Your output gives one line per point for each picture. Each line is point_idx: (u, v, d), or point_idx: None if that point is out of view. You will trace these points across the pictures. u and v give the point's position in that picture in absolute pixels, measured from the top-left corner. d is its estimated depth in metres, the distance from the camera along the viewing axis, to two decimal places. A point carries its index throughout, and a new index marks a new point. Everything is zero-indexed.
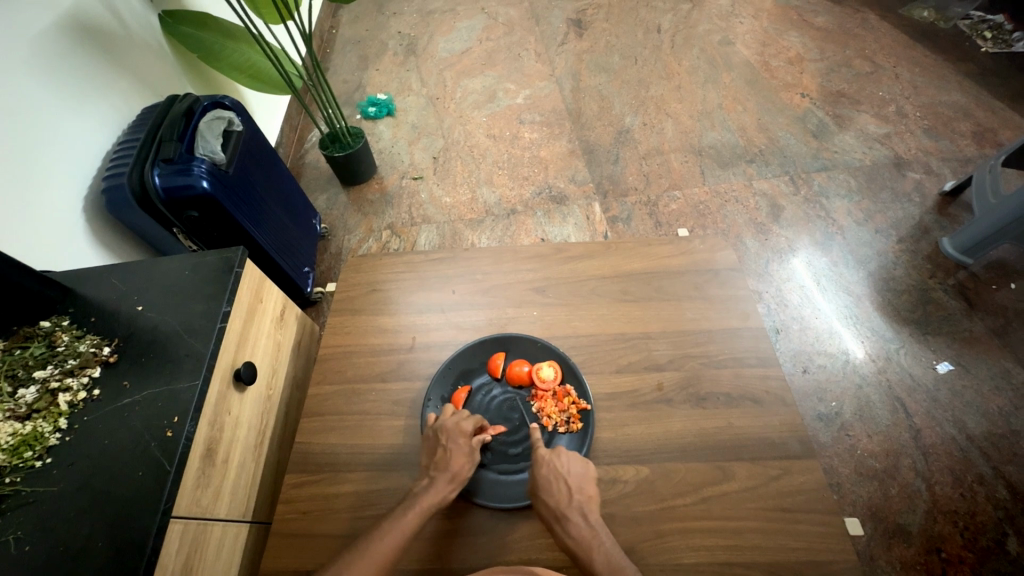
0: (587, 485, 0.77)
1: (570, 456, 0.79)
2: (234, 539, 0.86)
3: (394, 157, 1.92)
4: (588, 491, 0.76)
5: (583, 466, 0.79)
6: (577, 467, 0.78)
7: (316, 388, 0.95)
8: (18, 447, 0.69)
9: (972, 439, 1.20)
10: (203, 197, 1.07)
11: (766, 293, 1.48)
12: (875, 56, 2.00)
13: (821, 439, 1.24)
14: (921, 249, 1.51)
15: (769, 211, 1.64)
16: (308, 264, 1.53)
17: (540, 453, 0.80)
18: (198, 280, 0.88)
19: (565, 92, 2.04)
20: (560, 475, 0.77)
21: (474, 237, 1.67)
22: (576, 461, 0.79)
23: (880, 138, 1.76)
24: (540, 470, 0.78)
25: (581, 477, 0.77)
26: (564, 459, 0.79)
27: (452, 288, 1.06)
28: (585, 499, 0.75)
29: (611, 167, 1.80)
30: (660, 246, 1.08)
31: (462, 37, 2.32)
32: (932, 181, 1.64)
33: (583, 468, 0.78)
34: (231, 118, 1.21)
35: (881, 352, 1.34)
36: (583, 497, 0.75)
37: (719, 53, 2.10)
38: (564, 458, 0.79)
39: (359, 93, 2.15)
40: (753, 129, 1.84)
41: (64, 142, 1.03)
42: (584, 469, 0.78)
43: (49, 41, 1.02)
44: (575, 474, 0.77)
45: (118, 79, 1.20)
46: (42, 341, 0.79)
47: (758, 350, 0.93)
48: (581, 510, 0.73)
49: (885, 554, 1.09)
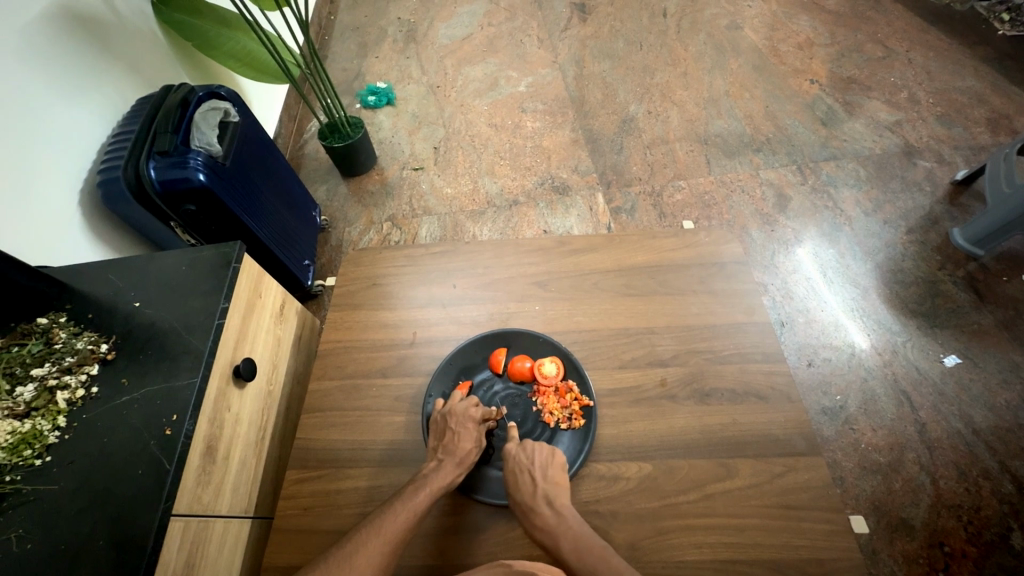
0: (553, 471, 0.77)
1: (534, 446, 0.80)
2: (235, 536, 0.86)
3: (393, 148, 1.89)
4: (554, 477, 0.76)
5: (548, 453, 0.79)
6: (541, 454, 0.79)
7: (316, 384, 0.94)
8: (17, 445, 0.68)
9: (977, 433, 1.19)
10: (200, 189, 1.05)
11: (771, 285, 1.46)
12: (887, 41, 1.95)
13: (825, 433, 1.23)
14: (931, 240, 1.48)
15: (775, 201, 1.62)
16: (308, 257, 1.52)
17: (507, 447, 0.81)
18: (196, 276, 0.87)
19: (567, 80, 1.99)
20: (525, 466, 0.77)
21: (476, 229, 1.66)
22: (541, 449, 0.79)
23: (891, 126, 1.72)
24: (507, 466, 0.78)
25: (546, 464, 0.78)
26: (529, 450, 0.79)
27: (452, 283, 1.04)
28: (551, 485, 0.75)
29: (615, 156, 1.77)
30: (665, 239, 1.06)
31: (463, 22, 2.28)
32: (944, 170, 1.61)
33: (548, 455, 0.78)
34: (227, 108, 1.19)
35: (887, 345, 1.33)
36: (549, 484, 0.75)
37: (727, 38, 2.05)
38: (528, 449, 0.80)
39: (358, 81, 2.12)
40: (760, 117, 1.80)
41: (58, 136, 1.02)
42: (550, 456, 0.79)
43: (39, 30, 1.00)
44: (539, 462, 0.78)
45: (110, 68, 1.18)
46: (40, 338, 0.78)
47: (764, 345, 0.91)
48: (547, 498, 0.73)
49: (887, 549, 1.09)
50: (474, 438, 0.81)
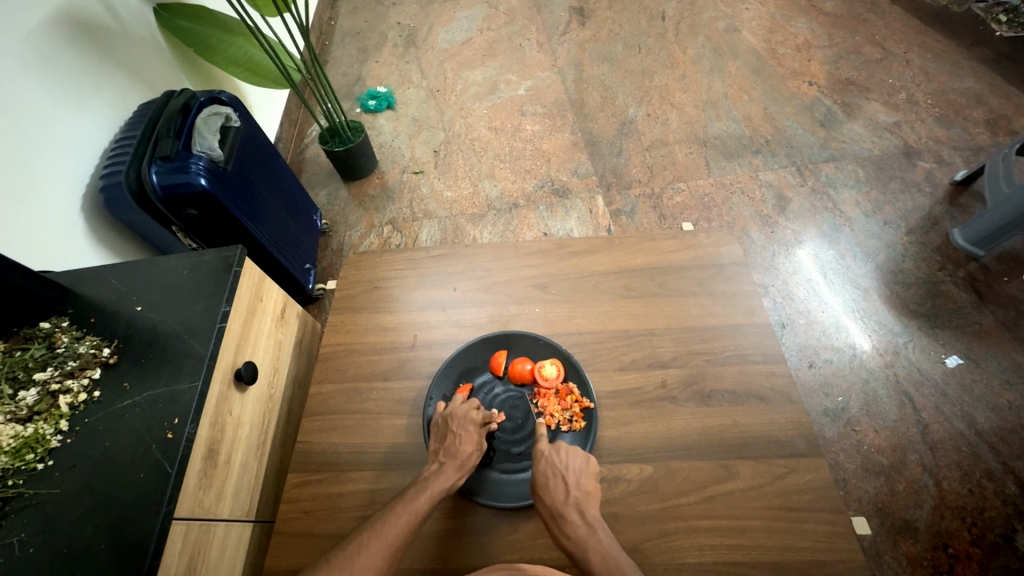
0: (586, 480, 0.76)
1: (569, 451, 0.79)
2: (236, 540, 0.86)
3: (394, 151, 1.90)
4: (587, 486, 0.75)
5: (583, 460, 0.78)
6: (576, 461, 0.78)
7: (317, 388, 0.94)
8: (19, 450, 0.69)
9: (981, 434, 1.19)
10: (202, 194, 1.06)
11: (772, 286, 1.46)
12: (885, 42, 1.96)
13: (827, 435, 1.23)
14: (931, 241, 1.48)
15: (775, 203, 1.62)
16: (309, 261, 1.53)
17: (540, 447, 0.80)
18: (197, 280, 0.87)
19: (567, 83, 2.00)
20: (558, 471, 0.77)
21: (476, 232, 1.66)
22: (575, 455, 0.78)
23: (890, 127, 1.72)
24: (539, 467, 0.78)
25: (580, 471, 0.77)
26: (564, 454, 0.78)
27: (453, 285, 1.05)
28: (583, 495, 0.74)
29: (614, 159, 1.77)
30: (665, 241, 1.06)
31: (462, 27, 2.29)
32: (943, 170, 1.61)
33: (583, 463, 0.78)
34: (229, 113, 1.20)
35: (889, 346, 1.33)
36: (581, 493, 0.74)
37: (725, 40, 2.06)
38: (563, 452, 0.79)
39: (358, 86, 2.13)
40: (759, 119, 1.81)
41: (60, 141, 1.03)
42: (584, 464, 0.78)
43: (42, 37, 1.00)
44: (573, 469, 0.77)
45: (113, 74, 1.19)
46: (42, 342, 0.78)
47: (763, 346, 0.91)
48: (578, 506, 0.73)
49: (891, 551, 1.08)
50: (474, 441, 0.80)
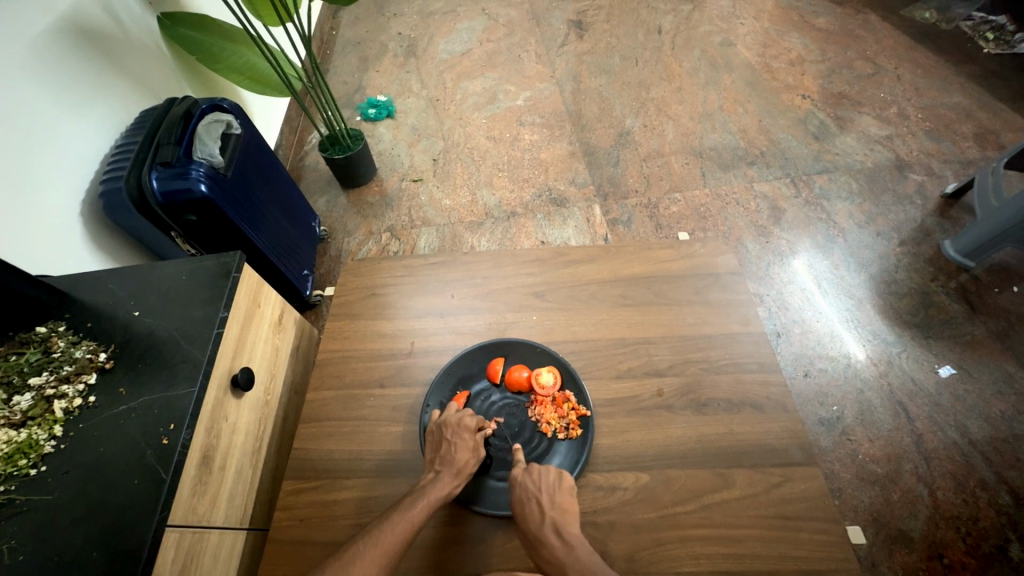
0: (560, 498, 0.76)
1: (540, 471, 0.79)
2: (230, 547, 0.85)
3: (392, 159, 1.91)
4: (561, 503, 0.75)
5: (555, 478, 0.78)
6: (548, 481, 0.77)
7: (314, 394, 0.94)
8: (13, 455, 0.68)
9: (974, 444, 1.19)
10: (201, 201, 1.07)
11: (767, 296, 1.47)
12: (877, 58, 2.00)
13: (822, 444, 1.23)
14: (923, 252, 1.50)
15: (769, 213, 1.64)
16: (307, 267, 1.53)
17: (513, 473, 0.80)
18: (195, 285, 0.87)
19: (565, 94, 2.03)
20: (531, 493, 0.76)
21: (474, 240, 1.67)
22: (546, 474, 0.78)
23: (881, 140, 1.75)
24: (514, 493, 0.77)
25: (554, 489, 0.76)
26: (535, 475, 0.78)
27: (451, 293, 1.05)
28: (559, 513, 0.74)
29: (611, 168, 1.79)
30: (661, 250, 1.07)
31: (462, 38, 2.32)
32: (934, 183, 1.63)
33: (555, 481, 0.77)
34: (230, 121, 1.21)
35: (882, 356, 1.34)
36: (557, 511, 0.74)
37: (720, 54, 2.10)
38: (534, 474, 0.78)
39: (358, 95, 2.15)
40: (754, 130, 1.84)
41: (63, 147, 1.04)
42: (557, 480, 0.78)
43: (46, 43, 1.02)
44: (546, 489, 0.76)
45: (115, 81, 1.20)
46: (38, 347, 0.78)
47: (758, 355, 0.92)
48: (554, 526, 0.72)
49: (886, 561, 1.08)
50: (470, 449, 0.81)
